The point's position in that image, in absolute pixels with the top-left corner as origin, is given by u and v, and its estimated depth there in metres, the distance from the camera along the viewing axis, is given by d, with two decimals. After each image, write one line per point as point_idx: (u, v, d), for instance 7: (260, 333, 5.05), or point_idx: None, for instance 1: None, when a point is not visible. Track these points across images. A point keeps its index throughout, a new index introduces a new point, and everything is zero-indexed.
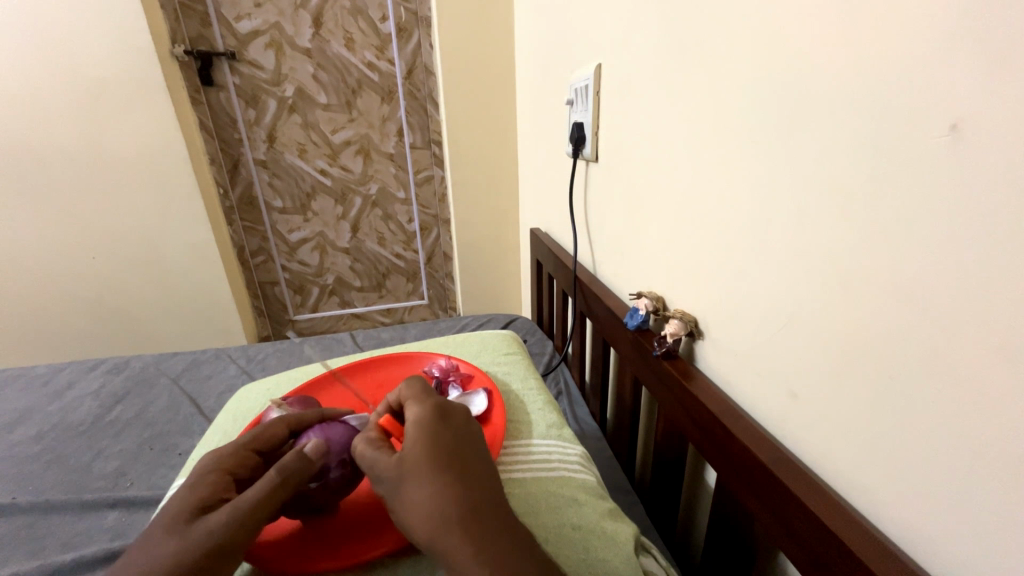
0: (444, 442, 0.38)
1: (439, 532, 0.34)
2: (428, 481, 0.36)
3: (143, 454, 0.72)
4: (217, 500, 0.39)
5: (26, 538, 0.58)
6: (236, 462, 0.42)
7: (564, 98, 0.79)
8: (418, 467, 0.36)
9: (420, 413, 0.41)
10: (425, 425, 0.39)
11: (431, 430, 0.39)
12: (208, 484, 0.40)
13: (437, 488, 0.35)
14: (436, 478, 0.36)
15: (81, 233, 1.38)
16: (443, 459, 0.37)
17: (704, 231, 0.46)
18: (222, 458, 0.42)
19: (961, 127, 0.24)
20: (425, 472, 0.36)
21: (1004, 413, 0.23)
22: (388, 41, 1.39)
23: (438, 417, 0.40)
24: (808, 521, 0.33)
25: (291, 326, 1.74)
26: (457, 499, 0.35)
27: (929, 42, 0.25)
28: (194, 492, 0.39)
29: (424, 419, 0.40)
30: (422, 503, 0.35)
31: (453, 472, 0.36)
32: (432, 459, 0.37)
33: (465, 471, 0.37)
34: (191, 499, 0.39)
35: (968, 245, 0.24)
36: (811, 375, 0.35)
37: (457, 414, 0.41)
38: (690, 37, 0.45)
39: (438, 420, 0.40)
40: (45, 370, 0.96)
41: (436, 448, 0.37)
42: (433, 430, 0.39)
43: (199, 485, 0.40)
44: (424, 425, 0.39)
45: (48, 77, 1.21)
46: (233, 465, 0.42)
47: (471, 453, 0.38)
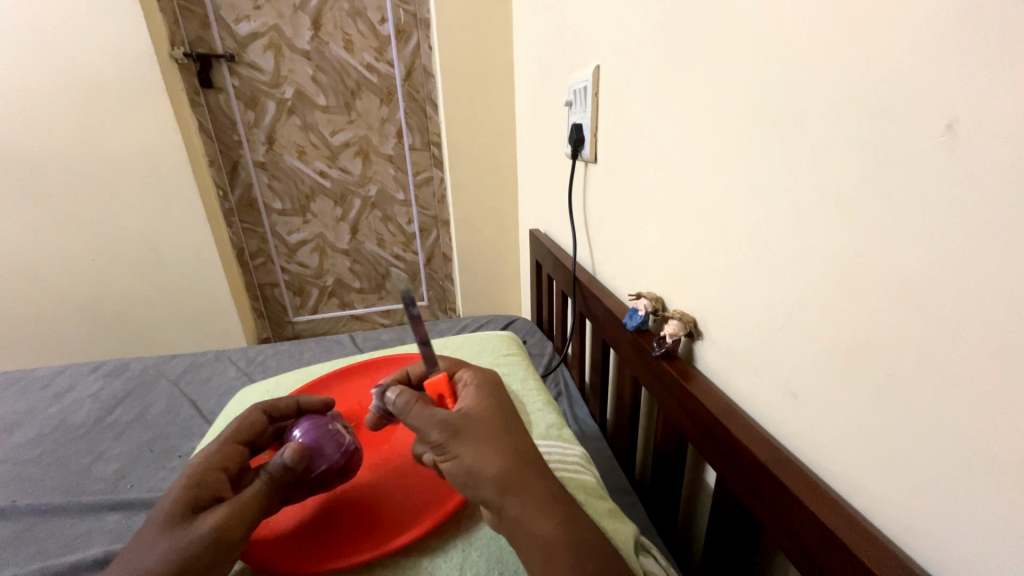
0: (503, 406, 0.41)
1: (506, 475, 0.35)
2: (500, 436, 0.38)
3: (143, 457, 0.72)
4: (207, 499, 0.39)
5: (24, 541, 0.58)
6: (224, 458, 0.43)
7: (563, 100, 0.80)
8: (490, 424, 0.38)
9: (481, 381, 0.43)
10: (485, 393, 0.42)
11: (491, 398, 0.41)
12: (195, 481, 0.40)
13: (508, 443, 0.37)
14: (505, 436, 0.38)
15: (80, 236, 1.38)
16: (508, 418, 0.40)
17: (702, 233, 0.46)
18: (211, 455, 0.43)
19: (956, 128, 0.24)
20: (497, 429, 0.38)
21: (999, 409, 0.23)
22: (387, 43, 1.40)
23: (494, 386, 0.43)
24: (806, 519, 0.33)
25: (291, 328, 1.74)
26: (522, 452, 0.37)
27: (926, 43, 0.25)
28: (183, 492, 0.39)
29: (483, 388, 0.42)
30: (492, 449, 0.36)
31: (515, 433, 0.39)
32: (501, 417, 0.40)
33: (522, 433, 0.39)
34: (182, 498, 0.39)
35: (964, 244, 0.24)
36: (810, 375, 0.35)
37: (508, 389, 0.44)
38: (688, 39, 0.45)
39: (495, 388, 0.43)
40: (44, 372, 0.96)
41: (503, 412, 0.40)
42: (497, 395, 0.42)
43: (189, 483, 0.40)
44: (487, 392, 0.42)
45: (48, 78, 1.22)
46: (223, 461, 0.43)
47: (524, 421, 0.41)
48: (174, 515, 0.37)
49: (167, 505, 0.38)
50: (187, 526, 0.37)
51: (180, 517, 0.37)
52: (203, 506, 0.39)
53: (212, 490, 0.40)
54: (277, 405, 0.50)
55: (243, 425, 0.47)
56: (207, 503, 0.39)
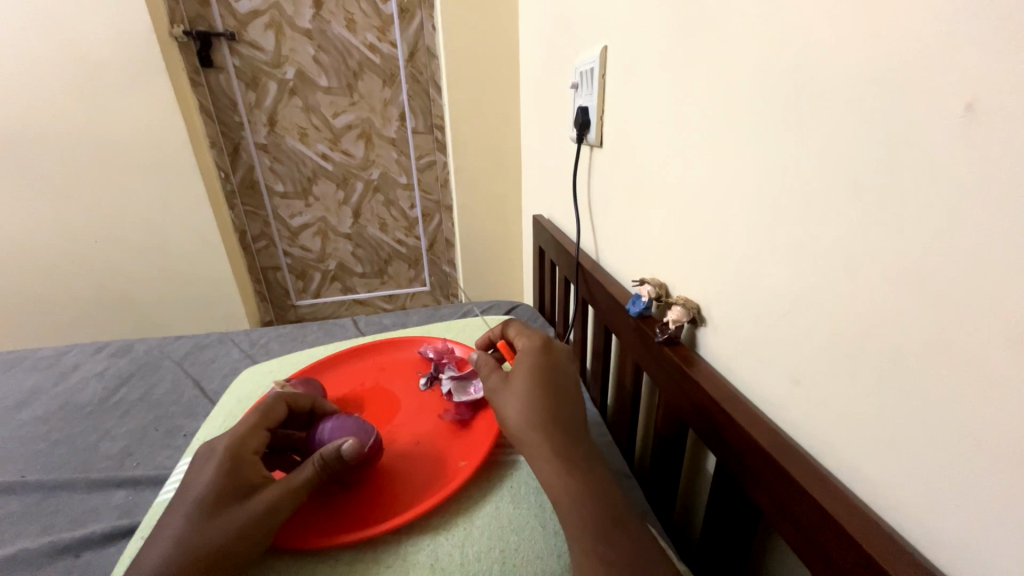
0: (546, 361, 0.47)
1: (522, 426, 0.42)
2: (531, 384, 0.45)
3: (149, 435, 0.73)
4: (253, 481, 0.40)
5: (35, 515, 0.60)
6: (260, 443, 0.44)
7: (569, 82, 0.78)
8: (522, 375, 0.46)
9: (531, 347, 0.50)
10: (533, 356, 0.48)
11: (533, 355, 0.48)
12: (233, 465, 0.41)
13: (539, 390, 0.44)
14: (531, 393, 0.44)
15: (82, 217, 1.38)
16: (543, 378, 0.45)
17: (708, 219, 0.45)
18: (246, 438, 0.43)
19: (974, 109, 0.23)
20: (526, 386, 0.45)
21: (1007, 397, 0.23)
22: (390, 22, 1.37)
23: (543, 345, 0.50)
24: (807, 505, 0.33)
25: (293, 311, 1.74)
26: (551, 395, 0.44)
27: (946, 21, 0.24)
28: (227, 474, 0.40)
29: (529, 350, 0.49)
30: (515, 404, 0.43)
31: (555, 391, 0.45)
32: (535, 377, 0.45)
33: (561, 384, 0.46)
34: (228, 481, 0.39)
35: (975, 230, 0.24)
36: (813, 363, 0.35)
37: (558, 351, 0.50)
38: (698, 17, 0.43)
39: (543, 347, 0.50)
40: (50, 352, 0.97)
41: (540, 371, 0.46)
42: (541, 356, 0.48)
43: (227, 467, 0.40)
44: (531, 350, 0.49)
45: (46, 56, 1.20)
46: (258, 445, 0.43)
47: (562, 382, 0.46)
48: (224, 496, 0.38)
49: (207, 486, 0.39)
50: (243, 505, 0.38)
51: (228, 500, 0.38)
52: (249, 487, 0.40)
53: (255, 472, 0.41)
54: (297, 398, 0.50)
55: (270, 411, 0.46)
56: (254, 484, 0.40)
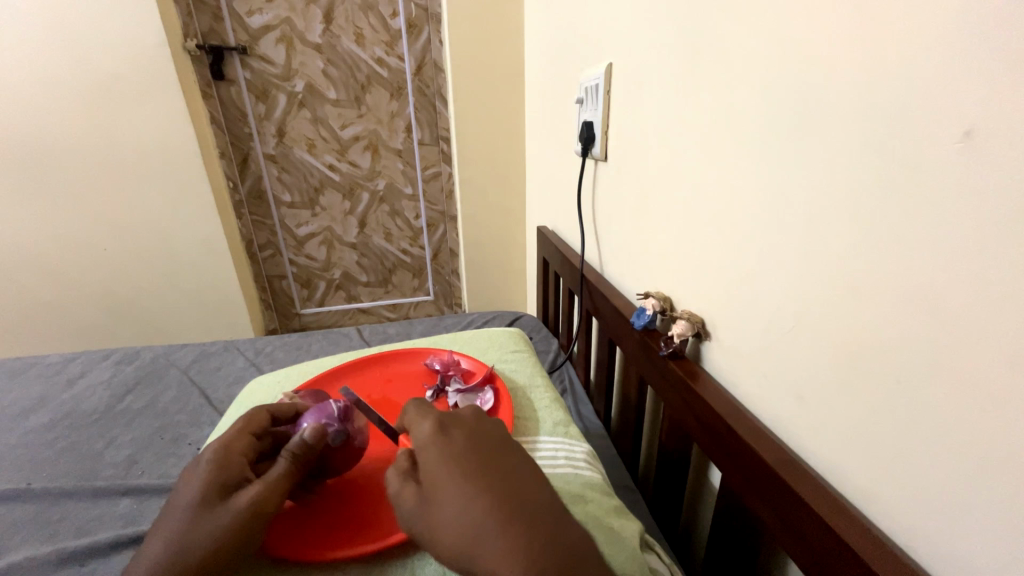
0: (464, 447, 0.36)
1: (466, 536, 0.31)
2: (460, 481, 0.33)
3: (154, 444, 0.74)
4: (237, 482, 0.40)
5: (39, 523, 0.60)
6: (244, 446, 0.43)
7: (574, 97, 0.79)
8: (444, 471, 0.34)
9: (433, 430, 0.37)
10: (440, 441, 0.36)
11: (444, 441, 0.36)
12: (218, 468, 0.41)
13: (473, 485, 0.32)
14: (462, 490, 0.32)
15: (92, 225, 1.40)
16: (466, 467, 0.34)
17: (712, 234, 0.46)
18: (230, 443, 0.43)
19: (973, 135, 0.24)
20: (451, 485, 0.33)
21: (1007, 417, 0.23)
22: (398, 37, 1.40)
23: (451, 424, 0.38)
24: (812, 522, 0.33)
25: (297, 320, 1.75)
26: (493, 492, 0.32)
27: (943, 50, 0.25)
28: (210, 479, 0.40)
29: (434, 432, 0.37)
30: (448, 512, 0.32)
31: (490, 475, 0.33)
32: (454, 469, 0.34)
33: (505, 467, 0.34)
34: (209, 486, 0.39)
35: (975, 251, 0.24)
36: (816, 379, 0.35)
37: (469, 424, 0.38)
38: (702, 39, 0.44)
39: (450, 427, 0.38)
40: (57, 360, 0.98)
41: (458, 459, 0.35)
42: (451, 439, 0.36)
43: (211, 472, 0.40)
44: (443, 433, 0.37)
45: (62, 69, 1.23)
46: (243, 450, 0.43)
47: (493, 460, 0.35)
48: (208, 500, 0.38)
49: (195, 491, 0.39)
50: (226, 506, 0.38)
51: (214, 501, 0.38)
52: (234, 488, 0.40)
53: (238, 474, 0.41)
54: (282, 406, 0.50)
55: (252, 419, 0.46)
56: (238, 484, 0.40)
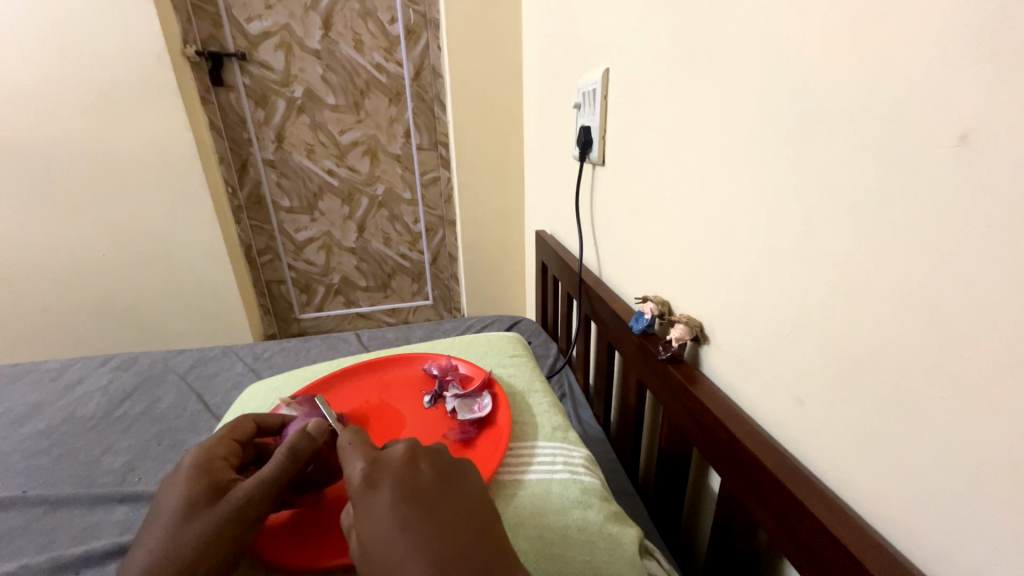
0: (397, 499, 0.34)
1: None
2: (392, 541, 0.32)
3: (151, 450, 0.73)
4: (224, 483, 0.41)
5: (35, 531, 0.59)
6: (226, 450, 0.44)
7: (572, 102, 0.79)
8: (376, 529, 0.33)
9: (361, 483, 0.35)
10: (370, 496, 0.34)
11: (375, 490, 0.35)
12: (206, 471, 0.41)
13: (405, 547, 0.32)
14: (396, 553, 0.32)
15: (91, 230, 1.40)
16: (397, 527, 0.33)
17: (711, 238, 0.46)
18: (213, 447, 0.43)
19: (969, 138, 0.24)
20: (385, 546, 0.32)
21: (1007, 420, 0.23)
22: (397, 43, 1.40)
23: (383, 467, 0.36)
24: (811, 527, 0.33)
25: (296, 325, 1.75)
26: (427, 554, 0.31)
27: (939, 54, 0.25)
28: (194, 482, 0.40)
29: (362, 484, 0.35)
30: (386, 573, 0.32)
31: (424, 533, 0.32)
32: (388, 527, 0.33)
33: (442, 521, 0.33)
34: (194, 489, 0.39)
35: (974, 254, 0.24)
36: (816, 383, 0.35)
37: (400, 469, 0.36)
38: (700, 43, 0.44)
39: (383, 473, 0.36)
40: (55, 365, 0.97)
41: (389, 517, 0.33)
42: (380, 493, 0.34)
43: (195, 475, 0.40)
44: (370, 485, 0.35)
45: (62, 75, 1.23)
46: (226, 454, 0.43)
47: (426, 514, 0.33)
48: (194, 502, 0.39)
49: (179, 495, 0.39)
50: (215, 505, 0.38)
51: (203, 503, 0.39)
52: (222, 488, 0.40)
53: (224, 475, 0.41)
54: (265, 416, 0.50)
55: (239, 426, 0.47)
56: (225, 485, 0.40)
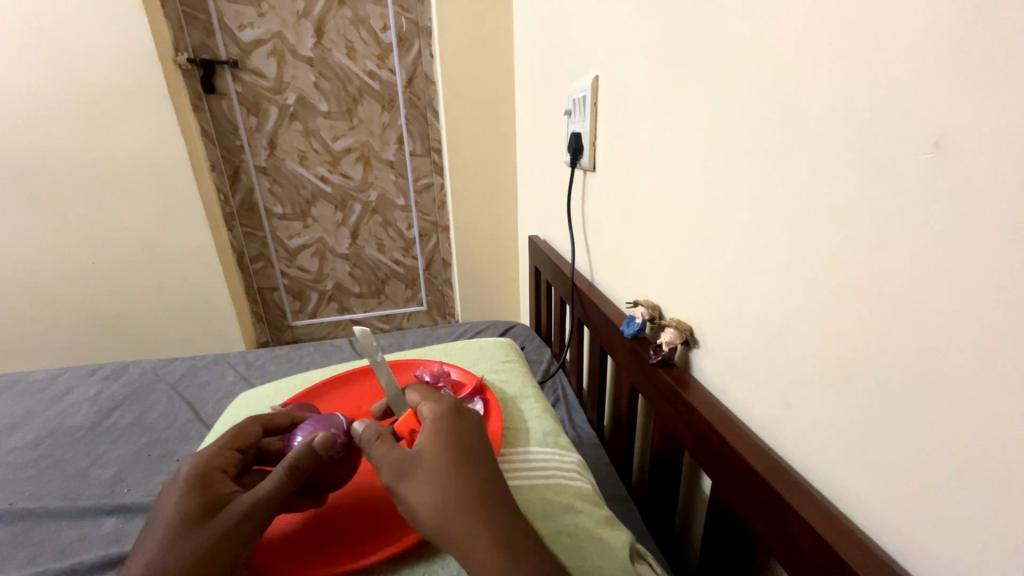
0: (459, 452, 0.37)
1: (444, 514, 0.34)
2: (449, 468, 0.36)
3: (141, 461, 0.72)
4: (222, 496, 0.40)
5: (21, 544, 0.58)
6: (225, 460, 0.43)
7: (563, 109, 0.80)
8: (434, 451, 0.37)
9: (436, 414, 0.41)
10: (440, 424, 0.40)
11: (439, 437, 0.38)
12: (204, 483, 0.40)
13: (462, 473, 0.36)
14: (451, 472, 0.36)
15: (80, 238, 1.39)
16: (459, 453, 0.37)
17: (698, 242, 0.46)
18: (211, 458, 0.43)
19: (942, 145, 0.25)
20: (441, 465, 0.36)
21: (983, 417, 0.24)
22: (389, 50, 1.41)
23: (450, 424, 0.40)
24: (800, 527, 0.33)
25: (289, 332, 1.74)
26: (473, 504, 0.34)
27: (913, 64, 0.25)
28: (192, 494, 0.39)
29: (438, 415, 0.41)
30: (432, 490, 0.35)
31: (478, 467, 0.37)
32: (449, 453, 0.37)
33: (494, 464, 0.38)
34: (191, 502, 0.39)
35: (951, 257, 0.25)
36: (803, 385, 0.35)
37: (470, 415, 0.42)
38: (685, 52, 0.45)
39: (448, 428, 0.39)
40: (42, 376, 0.96)
41: (453, 444, 0.38)
42: (450, 425, 0.39)
43: (193, 486, 0.40)
44: (446, 418, 0.40)
45: (52, 83, 1.23)
46: (225, 464, 0.43)
47: (482, 454, 0.38)
48: (190, 515, 0.38)
49: (175, 508, 0.39)
50: (211, 520, 0.38)
51: (199, 517, 0.38)
52: (220, 501, 0.40)
53: (222, 488, 0.41)
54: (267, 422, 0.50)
55: (240, 433, 0.46)
56: (223, 498, 0.40)
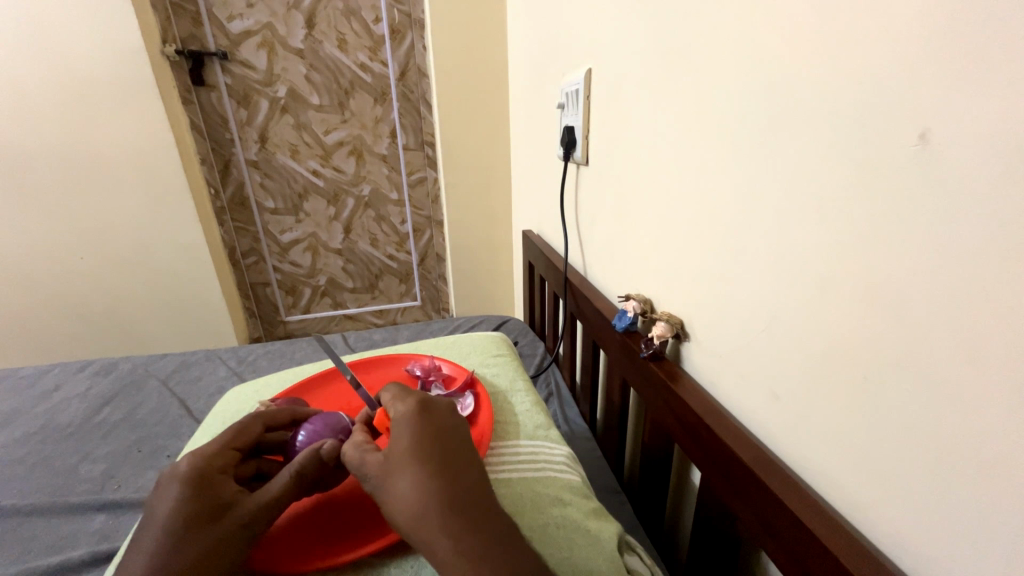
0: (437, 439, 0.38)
1: (411, 515, 0.34)
2: (413, 469, 0.36)
3: (131, 457, 0.72)
4: (225, 498, 0.40)
5: (9, 542, 0.58)
6: (225, 461, 0.43)
7: (556, 102, 0.80)
8: (399, 452, 0.37)
9: (403, 413, 0.40)
10: (406, 423, 0.39)
11: (418, 424, 0.39)
12: (206, 485, 0.40)
13: (425, 474, 0.35)
14: (414, 474, 0.35)
15: (68, 233, 1.37)
16: (423, 453, 0.37)
17: (689, 236, 0.46)
18: (211, 457, 0.42)
19: (929, 137, 0.25)
20: (405, 467, 0.36)
21: (966, 407, 0.24)
22: (382, 43, 1.40)
23: (428, 414, 0.41)
24: (787, 518, 0.34)
25: (282, 327, 1.73)
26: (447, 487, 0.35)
27: (900, 56, 0.25)
28: (193, 496, 0.39)
29: (405, 414, 0.40)
30: (398, 491, 0.35)
31: (442, 465, 0.36)
32: (413, 454, 0.37)
33: (461, 462, 0.37)
34: (193, 504, 0.38)
35: (936, 250, 0.25)
36: (791, 378, 0.36)
37: (438, 414, 0.41)
38: (676, 44, 0.45)
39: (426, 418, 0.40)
40: (30, 372, 0.95)
41: (418, 443, 0.37)
42: (417, 424, 0.39)
43: (193, 487, 0.39)
44: (412, 417, 0.40)
45: (37, 74, 1.20)
46: (225, 464, 0.42)
47: (448, 452, 0.38)
48: (194, 517, 0.37)
49: (175, 510, 0.38)
50: (218, 523, 0.38)
51: (203, 519, 0.38)
52: (224, 503, 0.39)
53: (225, 490, 0.40)
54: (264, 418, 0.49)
55: (239, 432, 0.46)
56: (226, 499, 0.39)
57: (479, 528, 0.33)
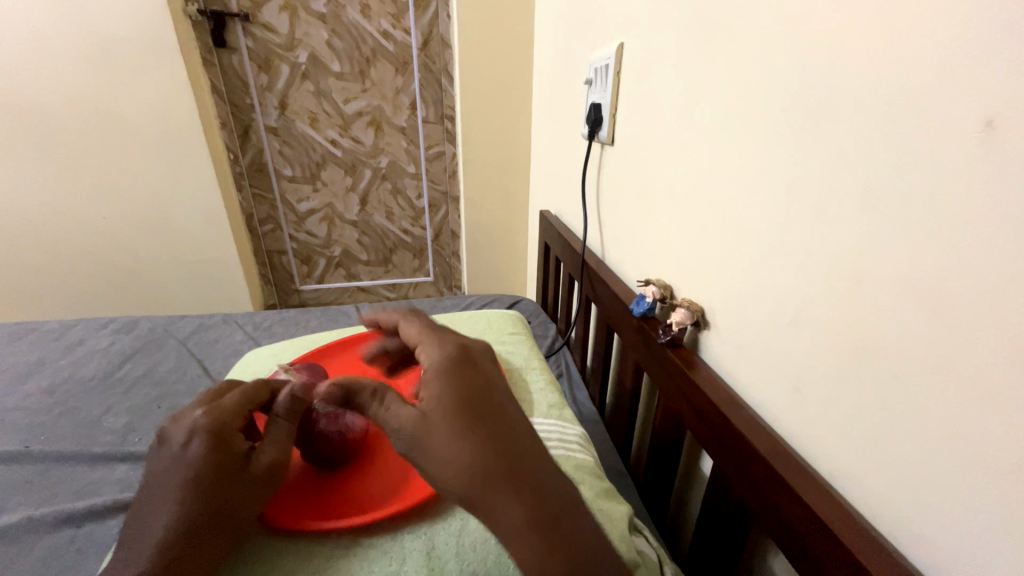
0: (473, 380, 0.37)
1: (462, 475, 0.34)
2: (450, 426, 0.35)
3: (151, 412, 0.74)
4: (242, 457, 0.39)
5: (38, 485, 0.61)
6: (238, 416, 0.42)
7: (583, 78, 0.77)
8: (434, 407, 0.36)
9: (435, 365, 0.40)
10: (440, 374, 0.38)
11: (452, 373, 0.38)
12: (224, 442, 0.39)
13: (467, 431, 0.35)
14: (459, 431, 0.35)
15: (91, 192, 1.39)
16: (463, 407, 0.36)
17: (716, 224, 0.45)
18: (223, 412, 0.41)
19: (994, 126, 0.23)
20: (445, 426, 0.35)
21: (996, 409, 0.24)
22: (405, 10, 1.36)
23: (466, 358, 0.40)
24: (801, 511, 0.34)
25: (297, 296, 1.75)
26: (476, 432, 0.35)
27: (968, 36, 0.24)
28: (208, 454, 0.38)
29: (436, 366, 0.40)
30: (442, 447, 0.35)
31: (485, 417, 0.36)
32: (450, 411, 0.36)
33: (502, 411, 0.37)
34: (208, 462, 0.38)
35: (986, 246, 0.24)
36: (812, 373, 0.35)
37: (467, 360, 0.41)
38: (718, 20, 0.43)
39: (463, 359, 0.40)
40: (56, 326, 0.98)
41: (455, 395, 0.37)
42: (451, 374, 0.38)
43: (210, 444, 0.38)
44: (445, 367, 0.39)
45: (61, 30, 1.20)
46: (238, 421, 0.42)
47: (488, 401, 0.37)
48: (212, 475, 0.37)
49: (192, 467, 0.37)
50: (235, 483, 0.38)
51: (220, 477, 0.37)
52: (240, 462, 0.39)
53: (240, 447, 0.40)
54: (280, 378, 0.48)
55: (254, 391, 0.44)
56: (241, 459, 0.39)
57: (536, 484, 0.34)
